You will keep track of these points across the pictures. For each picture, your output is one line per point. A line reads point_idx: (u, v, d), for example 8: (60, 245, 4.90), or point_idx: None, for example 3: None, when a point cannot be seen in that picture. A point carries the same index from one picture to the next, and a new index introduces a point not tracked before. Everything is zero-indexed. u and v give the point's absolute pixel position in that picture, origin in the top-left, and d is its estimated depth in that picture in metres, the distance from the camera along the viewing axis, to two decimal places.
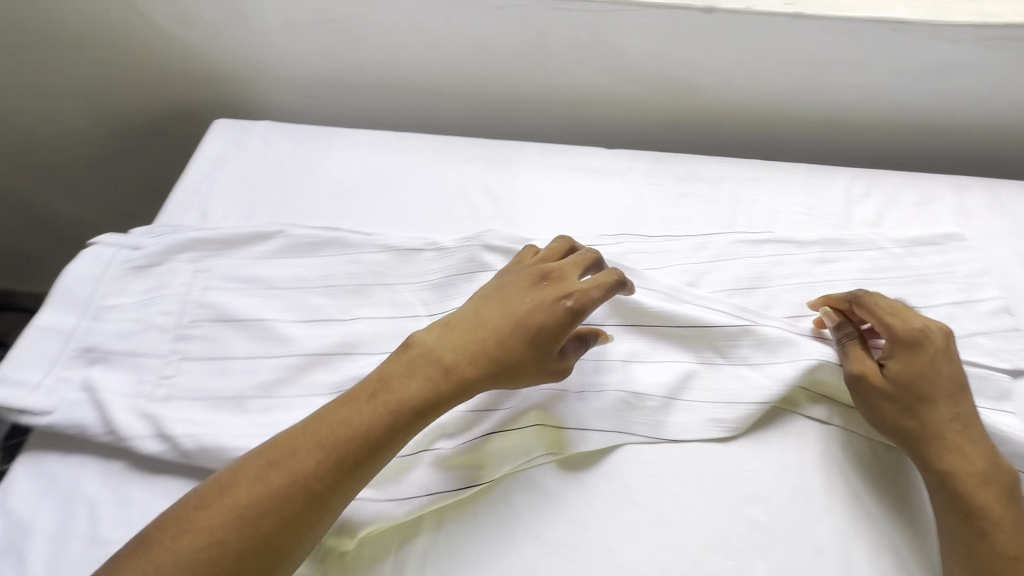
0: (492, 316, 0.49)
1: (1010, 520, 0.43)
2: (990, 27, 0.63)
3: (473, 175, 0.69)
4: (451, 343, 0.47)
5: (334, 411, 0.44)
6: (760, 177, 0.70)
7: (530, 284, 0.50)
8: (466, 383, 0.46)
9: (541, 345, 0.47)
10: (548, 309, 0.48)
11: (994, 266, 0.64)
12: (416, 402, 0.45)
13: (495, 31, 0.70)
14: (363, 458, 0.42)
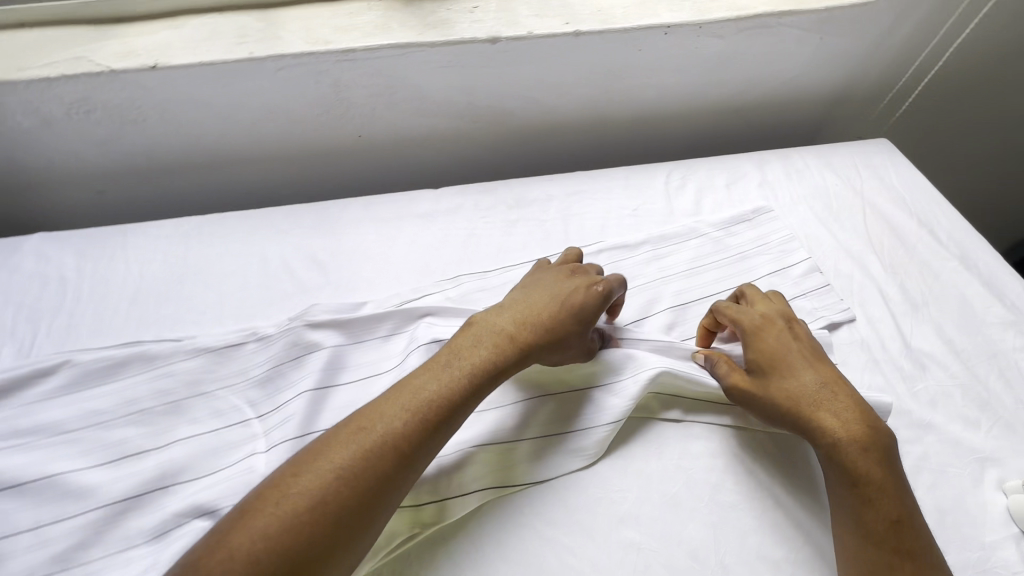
0: (539, 299, 0.52)
1: (895, 486, 0.45)
2: (742, 19, 0.68)
3: (294, 246, 0.64)
4: (507, 316, 0.51)
5: (406, 386, 0.45)
6: (586, 189, 0.72)
7: (568, 274, 0.55)
8: (525, 359, 0.49)
9: (586, 323, 0.52)
10: (586, 292, 0.53)
11: (800, 230, 0.70)
12: (488, 368, 0.47)
13: (283, 94, 0.65)
14: (439, 423, 0.44)
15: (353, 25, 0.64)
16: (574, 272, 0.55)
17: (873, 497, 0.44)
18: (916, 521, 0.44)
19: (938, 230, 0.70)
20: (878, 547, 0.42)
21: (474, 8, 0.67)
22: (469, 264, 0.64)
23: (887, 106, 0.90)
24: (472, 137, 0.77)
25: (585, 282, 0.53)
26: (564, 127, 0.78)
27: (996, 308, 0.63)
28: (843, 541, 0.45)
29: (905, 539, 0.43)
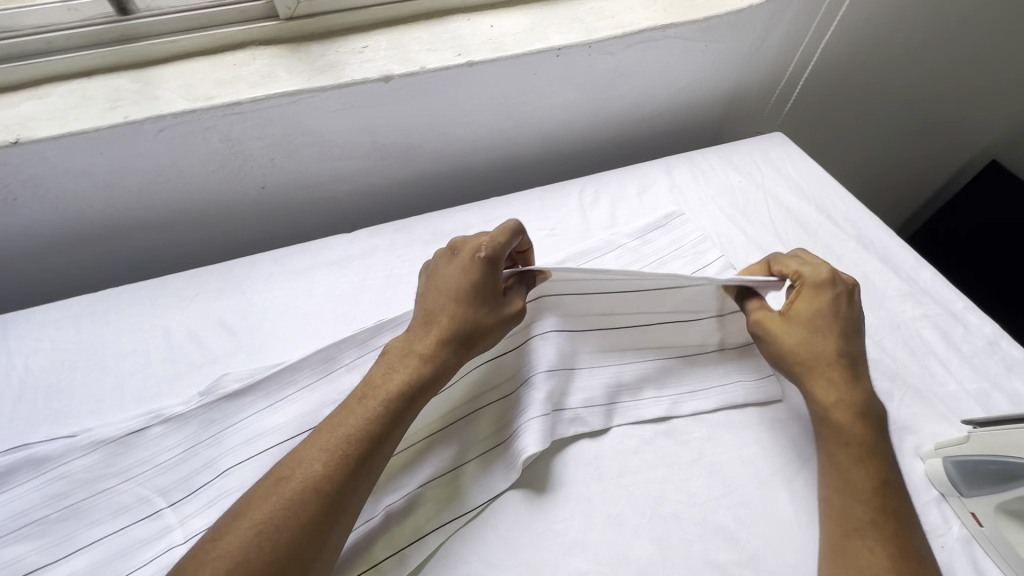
0: (434, 301, 0.52)
1: (881, 454, 0.48)
2: (629, 34, 0.70)
3: (200, 312, 0.60)
4: (413, 333, 0.51)
5: (327, 426, 0.45)
6: (502, 214, 0.72)
7: (453, 257, 0.54)
8: (441, 361, 0.49)
9: (486, 302, 0.52)
10: (473, 270, 0.52)
11: (710, 229, 0.72)
12: (403, 389, 0.47)
13: (170, 154, 0.62)
14: (364, 454, 0.43)
15: (237, 77, 0.62)
16: (464, 251, 0.54)
17: (857, 453, 0.48)
18: (896, 480, 0.47)
19: (834, 213, 0.74)
20: (867, 505, 0.45)
21: (364, 47, 0.66)
22: (390, 307, 0.62)
23: (777, 100, 0.95)
24: (383, 174, 0.76)
25: (472, 256, 0.53)
26: (474, 154, 0.79)
27: (893, 280, 0.67)
28: (827, 497, 0.48)
29: (889, 497, 0.46)
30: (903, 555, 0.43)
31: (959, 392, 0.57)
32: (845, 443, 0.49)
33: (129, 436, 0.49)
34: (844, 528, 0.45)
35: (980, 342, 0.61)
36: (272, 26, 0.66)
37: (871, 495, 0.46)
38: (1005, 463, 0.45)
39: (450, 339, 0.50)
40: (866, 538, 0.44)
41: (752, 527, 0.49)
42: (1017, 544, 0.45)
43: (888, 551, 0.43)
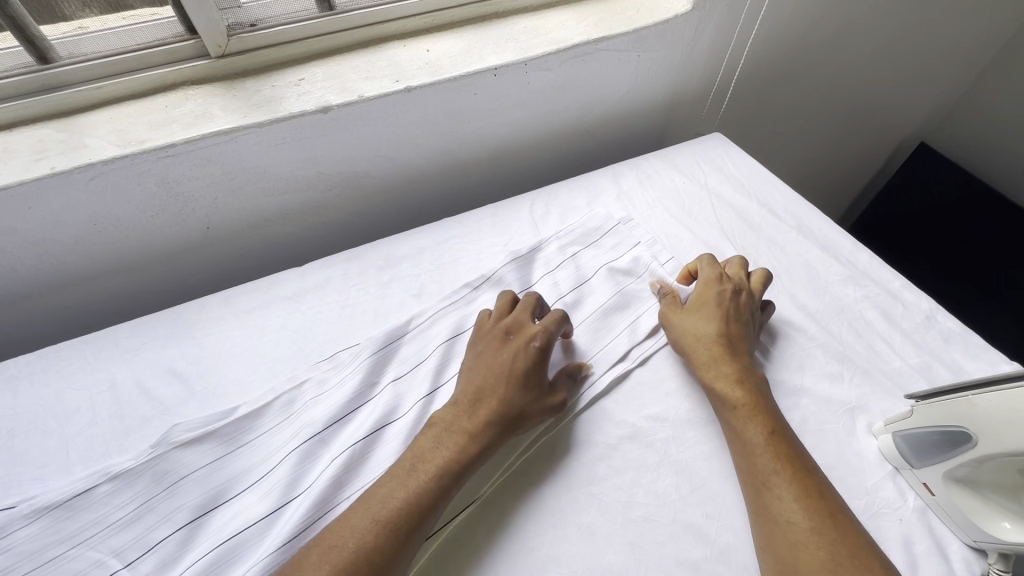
0: (483, 378, 0.54)
1: (769, 419, 0.51)
2: (564, 51, 0.72)
3: (149, 361, 0.58)
4: (455, 409, 0.52)
5: (370, 496, 0.45)
6: (455, 234, 0.72)
7: (504, 340, 0.57)
8: (488, 440, 0.50)
9: (536, 386, 0.54)
10: (527, 356, 0.55)
11: (660, 232, 0.74)
12: (452, 465, 0.47)
13: (104, 201, 0.60)
14: (413, 525, 0.43)
15: (170, 119, 0.61)
16: (517, 333, 0.57)
17: (748, 414, 0.51)
18: (788, 429, 0.51)
19: (774, 206, 0.77)
20: (766, 456, 0.48)
21: (300, 80, 0.66)
22: (347, 338, 0.61)
23: (714, 101, 0.99)
24: (332, 204, 0.75)
25: (527, 343, 0.56)
26: (424, 177, 0.79)
27: (834, 266, 0.70)
28: (739, 460, 0.50)
29: (781, 445, 0.49)
30: (809, 498, 0.45)
31: (903, 367, 0.60)
32: (728, 410, 0.53)
33: (79, 496, 0.47)
34: (752, 485, 0.48)
35: (919, 318, 0.64)
36: (203, 65, 0.65)
37: (761, 456, 0.49)
38: (945, 430, 0.47)
39: (498, 419, 0.51)
40: (773, 498, 0.46)
41: (721, 519, 0.49)
42: (967, 509, 0.46)
43: (792, 494, 0.46)
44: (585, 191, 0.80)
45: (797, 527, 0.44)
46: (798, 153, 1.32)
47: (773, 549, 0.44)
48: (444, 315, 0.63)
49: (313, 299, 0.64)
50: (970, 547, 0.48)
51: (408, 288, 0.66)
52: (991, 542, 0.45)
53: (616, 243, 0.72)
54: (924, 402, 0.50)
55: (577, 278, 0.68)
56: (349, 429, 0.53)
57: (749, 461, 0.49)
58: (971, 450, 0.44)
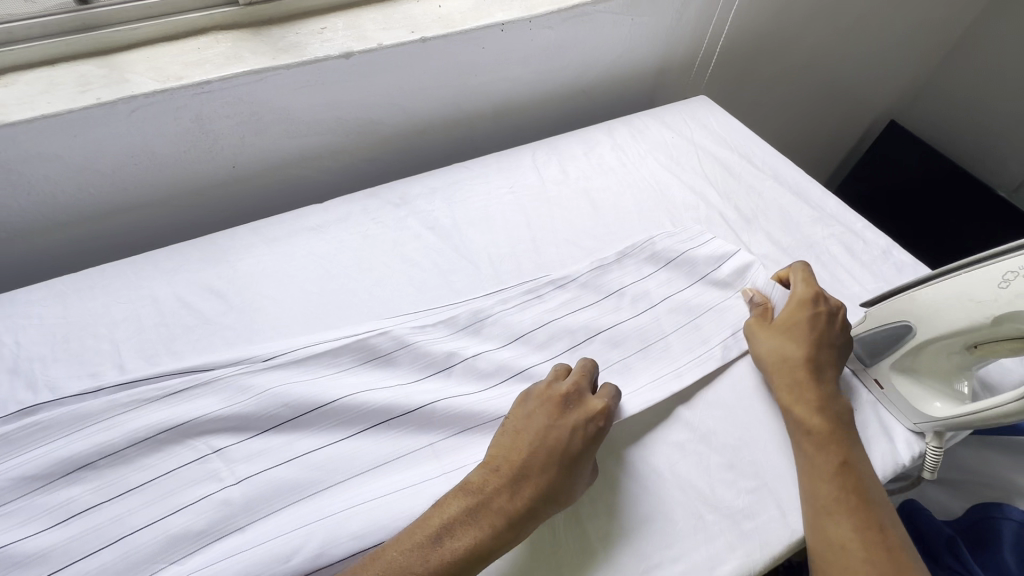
0: (528, 454, 0.49)
1: (842, 446, 0.52)
2: (564, 10, 0.78)
3: (186, 280, 0.64)
4: (495, 478, 0.48)
5: (405, 535, 0.45)
6: (464, 178, 0.79)
7: (560, 409, 0.52)
8: (519, 524, 0.46)
9: (575, 473, 0.50)
10: (583, 435, 0.51)
11: (651, 178, 0.81)
12: (484, 547, 0.45)
13: (143, 134, 0.65)
14: None
15: (203, 59, 0.66)
16: (575, 406, 0.53)
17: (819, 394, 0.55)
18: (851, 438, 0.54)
19: (753, 158, 0.85)
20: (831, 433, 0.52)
21: (323, 29, 0.71)
22: (370, 264, 0.67)
23: (699, 69, 1.07)
24: (347, 149, 0.81)
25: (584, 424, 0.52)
26: (433, 128, 0.85)
27: (805, 210, 0.78)
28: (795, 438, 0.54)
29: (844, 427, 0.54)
30: (848, 479, 0.50)
31: (862, 291, 0.68)
32: (803, 435, 0.53)
33: (144, 382, 0.54)
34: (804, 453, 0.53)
35: (877, 252, 0.73)
36: (231, 13, 0.70)
37: (819, 444, 0.52)
38: (891, 326, 0.54)
39: (537, 502, 0.47)
40: (814, 471, 0.51)
41: (699, 410, 0.58)
42: (909, 396, 0.55)
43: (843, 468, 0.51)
44: (581, 140, 0.87)
45: (843, 496, 0.49)
46: (777, 126, 1.40)
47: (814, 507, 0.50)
48: (457, 248, 0.70)
49: (336, 230, 0.70)
50: (910, 430, 0.57)
51: (423, 222, 0.72)
52: (927, 421, 0.54)
53: (611, 186, 0.80)
54: (875, 307, 0.56)
55: (577, 216, 0.75)
56: (377, 335, 0.59)
57: (804, 449, 0.53)
58: (912, 338, 0.52)
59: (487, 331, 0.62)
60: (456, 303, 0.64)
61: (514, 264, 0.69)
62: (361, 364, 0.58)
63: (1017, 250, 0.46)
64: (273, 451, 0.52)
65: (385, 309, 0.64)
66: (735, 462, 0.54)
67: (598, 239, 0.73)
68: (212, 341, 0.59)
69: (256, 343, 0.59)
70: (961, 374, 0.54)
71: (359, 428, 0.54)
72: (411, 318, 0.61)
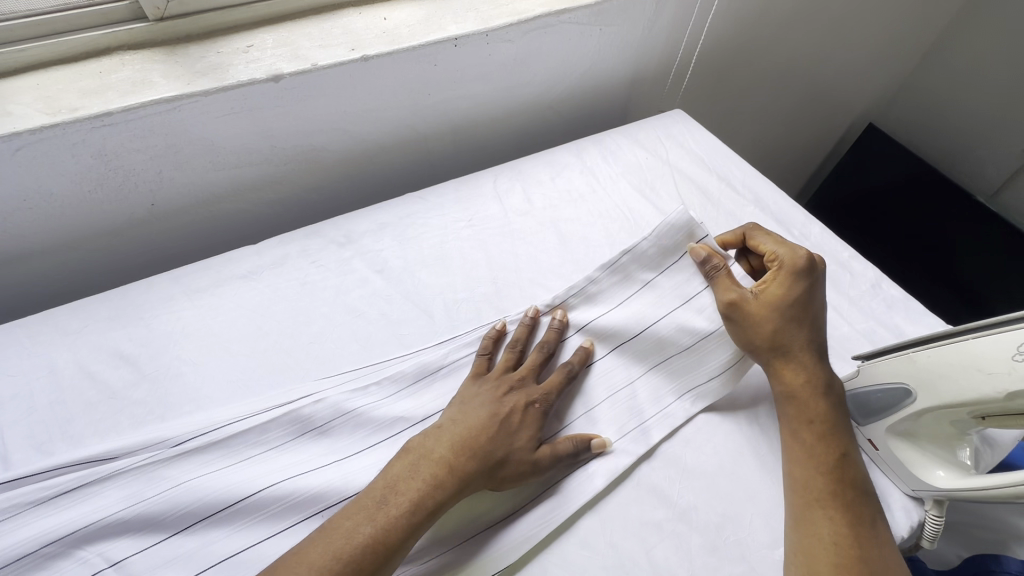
0: (475, 418, 0.50)
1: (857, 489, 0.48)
2: (524, 22, 0.70)
3: (92, 344, 0.55)
4: (443, 439, 0.48)
5: (335, 528, 0.43)
6: (418, 210, 0.71)
7: (507, 384, 0.53)
8: (467, 481, 0.47)
9: (528, 439, 0.50)
10: (527, 409, 0.52)
11: (623, 205, 0.74)
12: (424, 503, 0.44)
13: (34, 175, 0.56)
14: (391, 552, 0.42)
15: (105, 86, 0.57)
16: (524, 380, 0.54)
17: (823, 434, 0.50)
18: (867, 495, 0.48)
19: (733, 179, 0.79)
20: (822, 480, 0.48)
21: (248, 47, 0.63)
22: (308, 316, 0.59)
23: (674, 79, 1.00)
24: (287, 178, 0.72)
25: (530, 396, 0.53)
26: (384, 152, 0.77)
27: (788, 239, 0.72)
28: (809, 487, 0.48)
29: (860, 487, 0.48)
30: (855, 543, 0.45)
31: (851, 332, 0.63)
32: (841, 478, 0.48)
33: (30, 479, 0.45)
34: (804, 498, 0.48)
35: (865, 286, 0.67)
36: (140, 29, 0.61)
37: (830, 500, 0.47)
38: (887, 388, 0.49)
39: (476, 464, 0.47)
40: (827, 530, 0.45)
41: (679, 480, 0.51)
42: (908, 462, 0.49)
43: (842, 517, 0.46)
44: (547, 161, 0.80)
45: (842, 550, 0.44)
46: (755, 133, 1.35)
47: (809, 558, 0.44)
48: (408, 292, 0.63)
49: (270, 278, 0.62)
50: (909, 496, 0.51)
51: (369, 264, 0.64)
52: (928, 489, 0.49)
53: (579, 216, 0.73)
54: (870, 362, 0.51)
55: (542, 252, 0.68)
56: (311, 405, 0.51)
57: (822, 503, 0.47)
58: (912, 404, 0.47)
59: (439, 393, 0.55)
60: (405, 360, 0.56)
61: (472, 311, 0.62)
62: (292, 442, 0.51)
63: (1012, 320, 0.42)
64: (186, 558, 0.44)
65: (324, 370, 0.56)
66: (718, 544, 0.48)
67: (565, 278, 0.66)
68: (118, 420, 0.51)
69: (170, 420, 0.51)
70: (965, 439, 0.49)
71: (288, 522, 0.46)
72: (351, 383, 0.54)
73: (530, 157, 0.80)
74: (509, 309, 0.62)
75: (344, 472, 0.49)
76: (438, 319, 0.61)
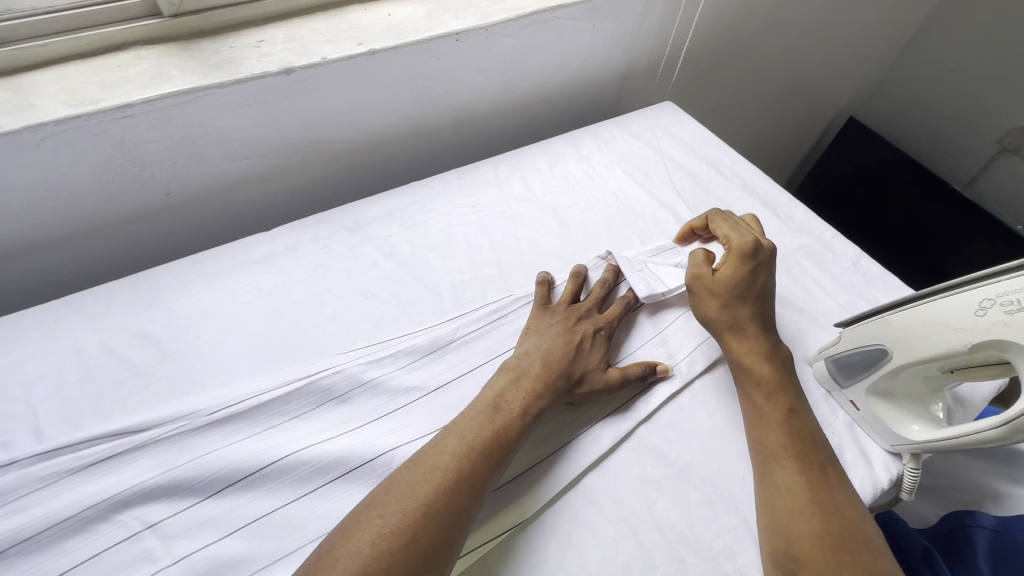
0: (554, 343, 0.57)
1: (809, 444, 0.51)
2: (523, 17, 0.74)
3: (115, 326, 0.58)
4: (535, 358, 0.55)
5: (456, 428, 0.49)
6: (423, 198, 0.74)
7: (573, 316, 0.60)
8: (558, 392, 0.54)
9: (599, 362, 0.57)
10: (593, 336, 0.59)
11: (619, 191, 0.78)
12: (528, 409, 0.52)
13: (58, 165, 0.58)
14: (507, 449, 0.49)
15: (124, 79, 0.59)
16: (589, 312, 0.62)
17: (770, 390, 0.54)
18: (818, 450, 0.51)
19: (722, 166, 0.83)
20: (776, 431, 0.52)
21: (260, 42, 0.65)
22: (322, 297, 0.62)
23: (664, 73, 1.04)
24: (296, 169, 0.75)
25: (598, 324, 0.61)
26: (388, 143, 0.80)
27: (774, 221, 0.76)
28: (761, 438, 0.52)
29: (815, 442, 0.52)
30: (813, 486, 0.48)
31: (833, 306, 0.67)
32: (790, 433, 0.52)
33: (66, 449, 0.48)
34: (761, 448, 0.52)
35: (846, 263, 0.72)
36: (155, 24, 0.63)
37: (783, 448, 0.51)
38: (866, 349, 0.53)
39: (563, 377, 0.55)
40: (782, 476, 0.49)
41: (677, 441, 0.55)
42: (886, 419, 0.53)
43: (795, 464, 0.49)
44: (544, 151, 0.83)
45: (796, 494, 0.48)
46: (741, 127, 1.40)
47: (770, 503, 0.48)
48: (416, 273, 0.66)
49: (283, 262, 0.65)
50: (888, 452, 0.55)
51: (378, 248, 0.68)
52: (905, 444, 0.53)
53: (577, 201, 0.76)
54: (849, 328, 0.55)
55: (542, 234, 0.72)
56: (330, 376, 0.55)
57: (775, 454, 0.50)
58: (888, 362, 0.51)
59: (450, 365, 0.58)
60: (416, 335, 0.59)
61: (478, 291, 0.65)
62: (313, 413, 0.54)
63: (972, 280, 0.46)
64: (217, 520, 0.47)
65: (339, 347, 0.59)
66: (714, 498, 0.52)
67: (565, 259, 0.69)
68: (145, 395, 0.53)
69: (195, 394, 0.53)
70: (936, 395, 0.53)
71: (312, 486, 0.49)
72: (367, 357, 0.57)
73: (529, 147, 0.84)
74: (513, 288, 0.65)
75: (363, 438, 0.52)
76: (445, 298, 0.64)
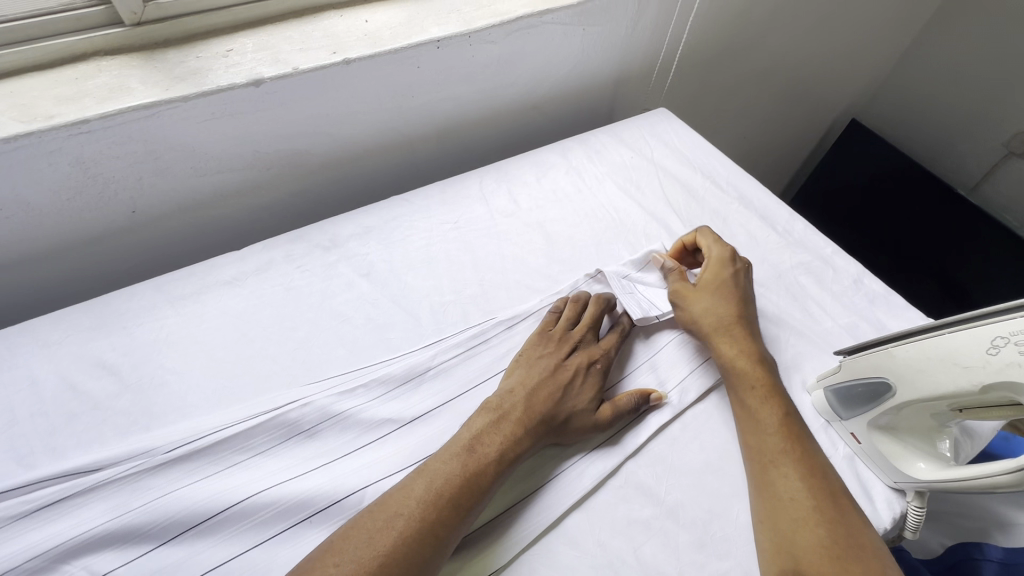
0: (543, 378, 0.54)
1: (806, 451, 0.49)
2: (507, 23, 0.70)
3: (74, 354, 0.55)
4: (519, 398, 0.52)
5: (428, 470, 0.46)
6: (404, 213, 0.71)
7: (567, 347, 0.57)
8: (539, 434, 0.51)
9: (587, 400, 0.54)
10: (586, 371, 0.56)
11: (610, 204, 0.75)
12: (504, 455, 0.48)
13: (12, 185, 0.55)
14: (477, 497, 0.46)
15: (82, 93, 0.56)
16: (584, 342, 0.59)
17: (765, 394, 0.53)
18: (817, 456, 0.49)
19: (718, 177, 0.80)
20: (773, 438, 0.50)
21: (228, 51, 0.62)
22: (294, 321, 0.59)
23: (659, 77, 1.01)
24: (272, 183, 0.72)
25: (592, 357, 0.57)
26: (368, 155, 0.77)
27: (771, 236, 0.73)
28: (758, 445, 0.50)
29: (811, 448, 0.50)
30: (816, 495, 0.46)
31: (834, 328, 0.63)
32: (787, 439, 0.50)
33: (11, 493, 0.44)
34: (758, 457, 0.50)
35: (848, 281, 0.68)
36: (117, 34, 0.60)
37: (783, 455, 0.49)
38: (869, 382, 0.50)
39: (546, 419, 0.52)
40: (784, 488, 0.47)
41: (667, 478, 0.52)
42: (889, 455, 0.50)
43: (795, 472, 0.48)
44: (532, 161, 0.80)
45: (800, 504, 0.46)
46: (740, 131, 1.36)
47: (772, 519, 0.46)
48: (394, 295, 0.62)
49: (254, 283, 0.62)
50: (891, 488, 0.52)
51: (355, 268, 0.64)
52: (908, 482, 0.49)
53: (565, 215, 0.73)
54: (851, 357, 0.52)
55: (528, 252, 0.68)
56: (298, 409, 0.51)
57: (774, 463, 0.48)
58: (891, 397, 0.48)
59: (426, 397, 0.55)
60: (392, 363, 0.56)
61: (458, 314, 0.62)
62: (279, 449, 0.50)
63: (983, 314, 0.43)
64: (172, 569, 0.44)
65: (310, 375, 0.56)
66: (705, 541, 0.48)
67: (552, 278, 0.66)
68: (101, 430, 0.50)
69: (154, 430, 0.50)
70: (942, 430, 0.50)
71: (275, 530, 0.46)
72: (338, 388, 0.54)
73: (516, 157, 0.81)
74: (496, 311, 0.62)
75: (331, 477, 0.49)
76: (424, 322, 0.61)
